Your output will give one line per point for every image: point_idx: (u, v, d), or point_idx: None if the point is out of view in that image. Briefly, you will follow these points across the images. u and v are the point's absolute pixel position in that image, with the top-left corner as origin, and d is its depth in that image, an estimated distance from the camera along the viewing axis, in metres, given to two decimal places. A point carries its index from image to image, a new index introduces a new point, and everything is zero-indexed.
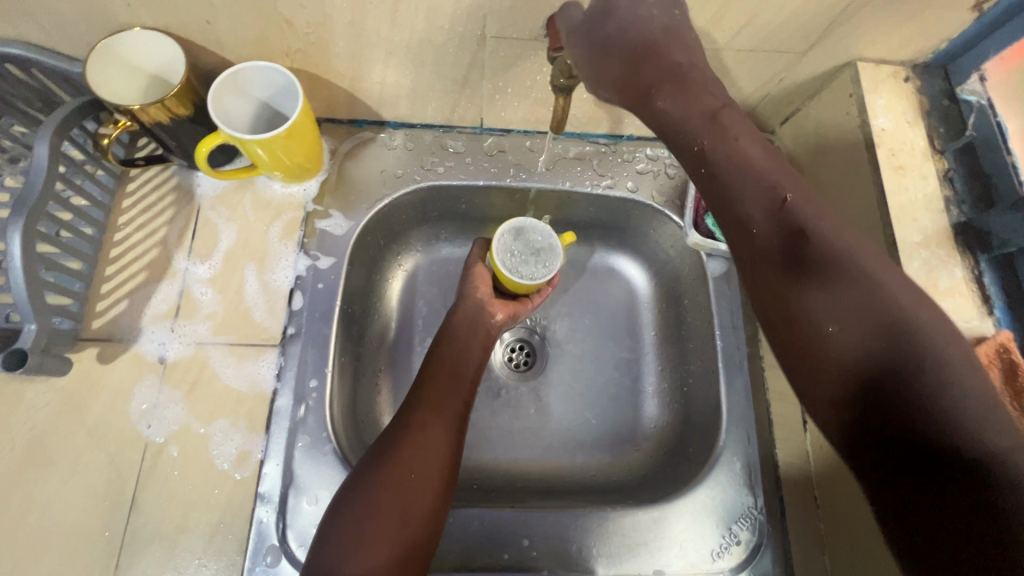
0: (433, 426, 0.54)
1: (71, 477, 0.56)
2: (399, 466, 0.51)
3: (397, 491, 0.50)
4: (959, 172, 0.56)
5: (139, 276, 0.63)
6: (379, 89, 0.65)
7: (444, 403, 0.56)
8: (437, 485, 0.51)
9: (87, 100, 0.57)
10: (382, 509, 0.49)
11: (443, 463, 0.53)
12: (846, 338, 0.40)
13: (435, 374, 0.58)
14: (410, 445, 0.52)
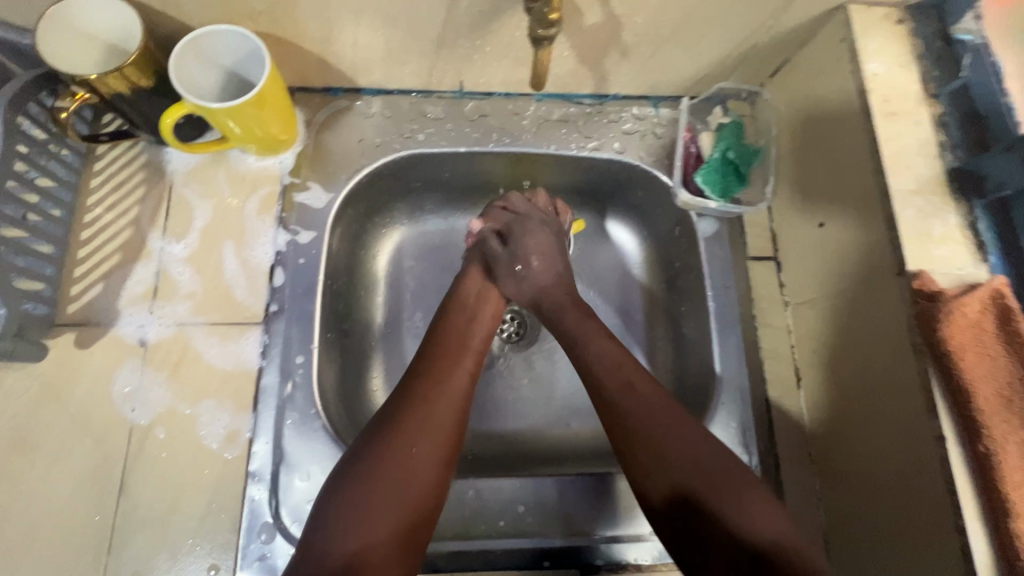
0: (438, 399, 0.52)
1: (56, 463, 0.55)
2: (401, 443, 0.49)
3: (400, 468, 0.48)
4: (954, 116, 0.54)
5: (113, 257, 0.61)
6: (351, 53, 0.62)
7: (448, 376, 0.55)
8: (438, 459, 0.50)
9: (41, 73, 0.54)
10: (382, 487, 0.47)
11: (444, 438, 0.51)
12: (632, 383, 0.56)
13: (437, 353, 0.57)
14: (412, 419, 0.50)
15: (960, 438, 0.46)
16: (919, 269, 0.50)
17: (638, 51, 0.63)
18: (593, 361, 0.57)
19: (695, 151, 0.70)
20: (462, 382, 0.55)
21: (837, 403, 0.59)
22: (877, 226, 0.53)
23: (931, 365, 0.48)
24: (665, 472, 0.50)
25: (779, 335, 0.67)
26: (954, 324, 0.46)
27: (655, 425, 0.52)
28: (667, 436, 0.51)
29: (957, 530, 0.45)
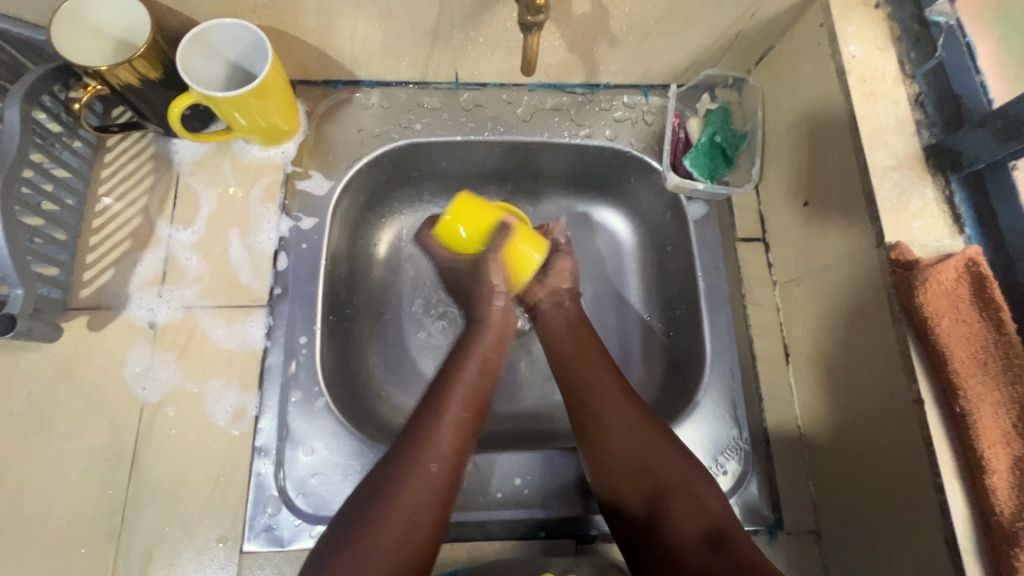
0: (440, 459, 0.50)
1: (70, 440, 0.57)
2: (401, 509, 0.48)
3: (400, 532, 0.47)
4: (930, 96, 0.56)
5: (124, 244, 0.64)
6: (350, 45, 0.65)
7: (450, 431, 0.52)
8: (437, 521, 0.49)
9: (55, 67, 0.56)
10: (382, 554, 0.46)
11: (444, 497, 0.50)
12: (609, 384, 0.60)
13: (442, 406, 0.54)
14: (414, 481, 0.49)
15: (940, 402, 0.48)
16: (897, 240, 0.52)
17: (627, 40, 0.66)
18: (585, 394, 0.59)
19: (683, 137, 0.72)
20: (464, 435, 0.53)
21: (824, 376, 0.61)
22: (858, 201, 0.55)
23: (909, 332, 0.49)
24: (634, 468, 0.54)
25: (768, 313, 0.69)
26: (930, 291, 0.47)
27: (618, 444, 0.55)
28: (647, 458, 0.54)
29: (936, 488, 0.46)
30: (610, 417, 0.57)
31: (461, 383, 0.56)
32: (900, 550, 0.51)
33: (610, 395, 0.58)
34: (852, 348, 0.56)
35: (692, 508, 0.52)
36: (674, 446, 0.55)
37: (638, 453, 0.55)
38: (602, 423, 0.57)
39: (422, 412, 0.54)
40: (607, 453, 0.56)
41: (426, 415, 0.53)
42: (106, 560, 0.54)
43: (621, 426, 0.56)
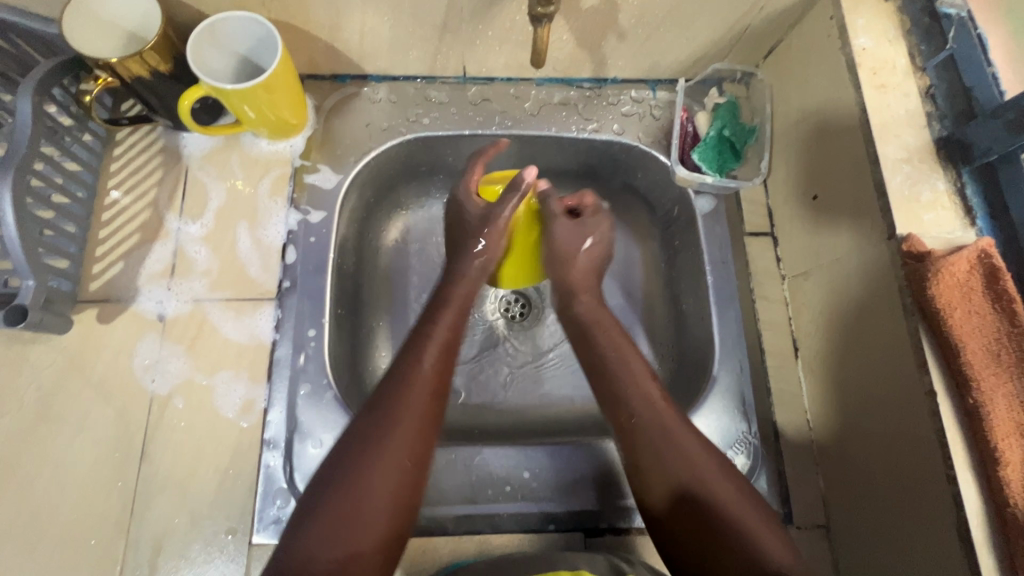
0: (421, 400, 0.50)
1: (80, 431, 0.57)
2: (392, 453, 0.48)
3: (391, 477, 0.47)
4: (941, 88, 0.56)
5: (133, 237, 0.64)
6: (359, 39, 0.65)
7: (432, 375, 0.52)
8: (424, 465, 0.49)
9: (66, 60, 0.57)
10: (374, 501, 0.46)
11: (430, 439, 0.50)
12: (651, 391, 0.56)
13: (424, 350, 0.53)
14: (401, 423, 0.49)
15: (951, 393, 0.48)
16: (908, 232, 0.51)
17: (636, 34, 0.66)
18: (627, 397, 0.56)
19: (691, 130, 0.72)
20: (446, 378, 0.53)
21: (832, 370, 0.61)
22: (868, 194, 0.55)
23: (921, 324, 0.49)
24: (676, 484, 0.51)
25: (776, 307, 0.69)
26: (943, 283, 0.47)
27: (661, 450, 0.53)
28: (688, 471, 0.51)
29: (949, 480, 0.46)
30: (662, 424, 0.54)
31: (441, 327, 0.55)
32: (911, 542, 0.51)
33: (652, 401, 0.55)
34: (862, 341, 0.56)
35: (753, 536, 0.48)
36: (712, 456, 0.53)
37: (688, 459, 0.52)
38: (649, 424, 0.54)
39: (400, 356, 0.53)
40: (658, 464, 0.52)
41: (406, 359, 0.52)
42: (115, 551, 0.54)
43: (663, 434, 0.53)
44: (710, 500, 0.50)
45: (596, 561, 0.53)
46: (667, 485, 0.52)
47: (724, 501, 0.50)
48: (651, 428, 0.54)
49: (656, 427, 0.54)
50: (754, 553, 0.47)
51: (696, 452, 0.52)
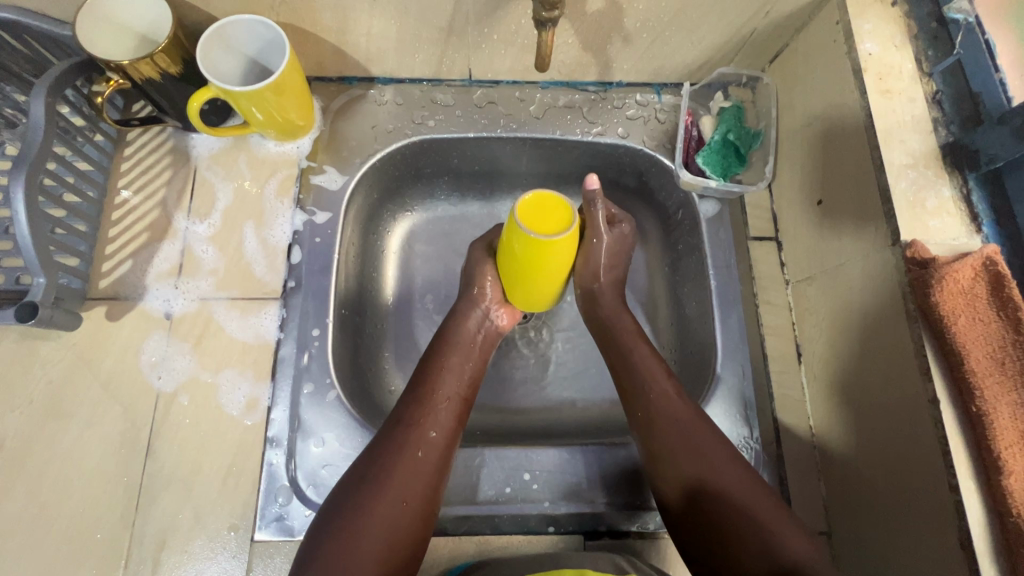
0: (421, 444, 0.53)
1: (88, 427, 0.58)
2: (392, 494, 0.50)
3: (389, 516, 0.49)
4: (947, 93, 0.56)
5: (141, 236, 0.65)
6: (366, 42, 0.65)
7: (437, 420, 0.56)
8: (424, 507, 0.52)
9: (79, 61, 0.57)
10: (371, 540, 0.48)
11: (433, 482, 0.53)
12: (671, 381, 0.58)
13: (431, 395, 0.57)
14: (402, 465, 0.52)
15: (954, 401, 0.47)
16: (913, 239, 0.51)
17: (641, 38, 0.66)
18: (651, 383, 0.58)
19: (696, 134, 0.72)
20: (452, 423, 0.56)
21: (836, 377, 0.60)
22: (873, 199, 0.55)
23: (925, 331, 0.49)
24: (692, 475, 0.53)
25: (780, 312, 0.68)
26: (947, 290, 0.47)
27: (681, 439, 0.55)
28: (707, 460, 0.53)
29: (951, 489, 0.46)
30: (676, 414, 0.56)
31: (449, 371, 0.59)
32: (912, 551, 0.50)
33: (666, 392, 0.57)
34: (865, 347, 0.56)
35: (763, 521, 0.50)
36: (726, 445, 0.55)
37: (707, 449, 0.54)
38: (670, 411, 0.56)
39: (406, 401, 0.57)
40: (673, 450, 0.54)
41: (413, 401, 0.56)
42: (119, 546, 0.55)
43: (676, 423, 0.56)
44: (720, 483, 0.52)
45: (596, 560, 0.54)
46: (683, 470, 0.54)
47: (732, 486, 0.52)
48: (673, 415, 0.56)
49: (675, 416, 0.56)
50: (769, 539, 0.49)
51: (709, 441, 0.54)
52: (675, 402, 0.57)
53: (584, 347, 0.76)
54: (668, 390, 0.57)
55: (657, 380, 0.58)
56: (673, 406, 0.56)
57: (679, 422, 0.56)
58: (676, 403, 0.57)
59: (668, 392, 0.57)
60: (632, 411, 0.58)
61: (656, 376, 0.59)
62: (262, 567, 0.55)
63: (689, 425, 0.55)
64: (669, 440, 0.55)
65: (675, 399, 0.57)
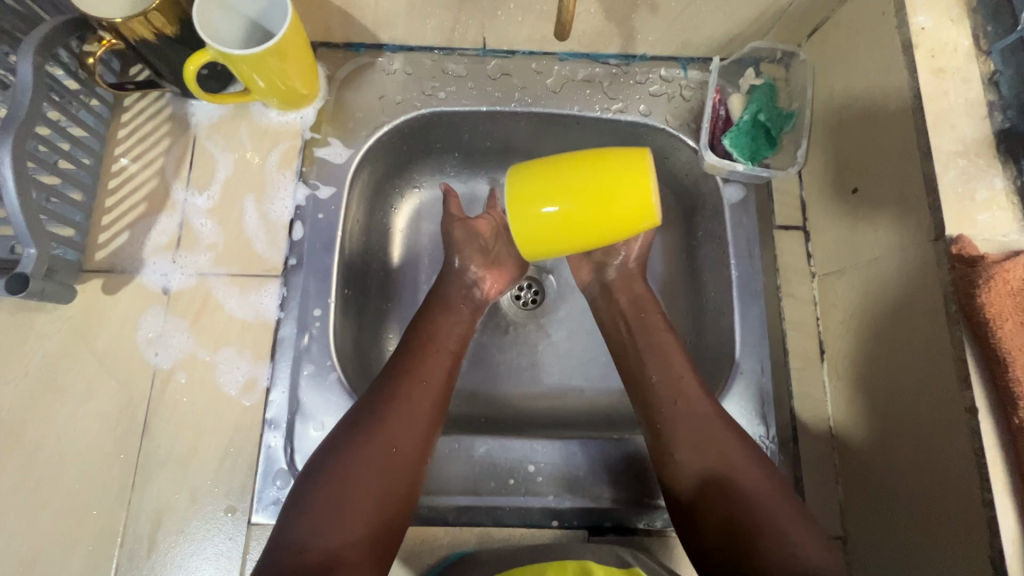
0: (411, 392, 0.53)
1: (84, 402, 0.57)
2: (381, 440, 0.50)
3: (379, 462, 0.50)
4: (1006, 75, 0.51)
5: (139, 207, 0.62)
6: (373, 6, 0.61)
7: (430, 371, 0.55)
8: (417, 457, 0.51)
9: (70, 19, 0.54)
10: (354, 487, 0.48)
11: (427, 433, 0.53)
12: (670, 367, 0.58)
13: (425, 346, 0.57)
14: (393, 412, 0.52)
15: (993, 410, 0.44)
16: (959, 234, 0.47)
17: (669, 7, 0.61)
18: (652, 370, 0.58)
19: (723, 114, 0.67)
20: (445, 375, 0.56)
21: (860, 376, 0.57)
22: (916, 189, 0.50)
23: (966, 335, 0.45)
24: (699, 464, 0.53)
25: (803, 306, 0.64)
26: (994, 291, 0.43)
27: (686, 422, 0.55)
28: (708, 448, 0.53)
29: (985, 505, 0.43)
30: (691, 407, 0.55)
31: (441, 325, 0.59)
32: (937, 565, 0.47)
33: (684, 387, 0.57)
34: (895, 347, 0.52)
35: (775, 514, 0.49)
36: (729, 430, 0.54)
37: (711, 438, 0.54)
38: (672, 399, 0.56)
39: (403, 353, 0.56)
40: (674, 420, 0.55)
41: (405, 352, 0.56)
42: (115, 524, 0.54)
43: (687, 409, 0.55)
44: (736, 475, 0.52)
45: (601, 553, 0.53)
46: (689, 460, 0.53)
47: (746, 482, 0.51)
48: (673, 403, 0.56)
49: (673, 402, 0.56)
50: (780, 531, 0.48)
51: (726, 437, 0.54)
52: (673, 386, 0.57)
53: (594, 335, 0.73)
54: (669, 378, 0.57)
55: (657, 368, 0.58)
56: (672, 395, 0.56)
57: (682, 407, 0.55)
58: (673, 391, 0.56)
59: (667, 380, 0.57)
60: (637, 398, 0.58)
61: (655, 361, 0.59)
62: (259, 550, 0.54)
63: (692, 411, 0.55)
64: (671, 424, 0.55)
65: (675, 388, 0.57)
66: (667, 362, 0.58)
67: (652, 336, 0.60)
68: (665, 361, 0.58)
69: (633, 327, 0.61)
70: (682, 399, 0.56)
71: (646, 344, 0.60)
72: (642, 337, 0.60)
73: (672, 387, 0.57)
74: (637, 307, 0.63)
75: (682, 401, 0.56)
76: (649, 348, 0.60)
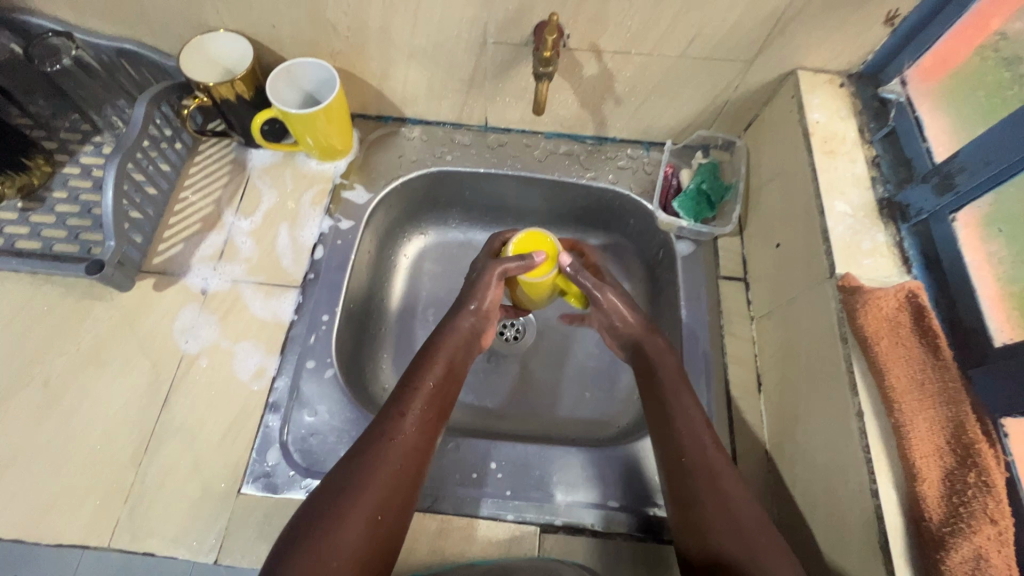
0: (399, 457, 0.55)
1: (119, 375, 0.67)
2: (367, 501, 0.52)
3: (365, 525, 0.51)
4: (885, 158, 0.65)
5: (195, 226, 0.77)
6: (402, 88, 0.80)
7: (412, 432, 0.58)
8: (399, 517, 0.54)
9: (178, 83, 0.73)
10: (343, 551, 0.49)
11: (407, 493, 0.55)
12: (704, 431, 0.59)
13: (406, 407, 0.59)
14: (379, 474, 0.54)
15: (878, 414, 0.52)
16: (845, 272, 0.58)
17: (630, 101, 0.78)
18: (678, 433, 0.60)
19: (675, 183, 0.82)
20: (426, 433, 0.59)
21: (787, 400, 0.65)
22: (815, 238, 0.62)
23: (853, 351, 0.55)
24: (712, 523, 0.54)
25: (744, 344, 0.74)
26: (870, 315, 0.53)
27: (710, 486, 0.56)
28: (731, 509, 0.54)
29: (872, 494, 0.50)
30: (711, 466, 0.57)
31: (427, 382, 0.62)
32: (843, 560, 0.53)
33: (708, 449, 0.58)
34: (807, 368, 0.61)
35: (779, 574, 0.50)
36: (748, 495, 0.56)
37: (731, 501, 0.55)
38: (698, 466, 0.57)
39: (385, 414, 0.59)
40: (699, 488, 0.56)
41: (391, 413, 0.58)
42: (125, 482, 0.62)
43: (708, 474, 0.57)
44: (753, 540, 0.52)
45: None
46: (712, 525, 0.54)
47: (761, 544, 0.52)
48: (700, 466, 0.57)
49: (700, 466, 0.57)
50: None
51: (749, 510, 0.54)
52: (697, 451, 0.58)
53: (564, 366, 0.83)
54: (697, 442, 0.59)
55: (687, 430, 0.60)
56: (708, 459, 0.57)
57: (706, 472, 0.57)
58: (704, 453, 0.58)
59: (700, 443, 0.59)
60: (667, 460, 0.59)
61: (685, 424, 0.60)
62: (242, 519, 0.61)
63: (717, 476, 0.56)
64: (693, 489, 0.56)
65: (703, 452, 0.58)
66: (701, 427, 0.60)
67: (686, 398, 0.62)
68: (699, 427, 0.60)
69: (664, 384, 0.64)
70: (711, 463, 0.57)
71: (679, 407, 0.61)
72: (671, 400, 0.62)
73: (699, 451, 0.58)
74: (670, 368, 0.65)
75: (710, 464, 0.57)
76: (681, 414, 0.61)
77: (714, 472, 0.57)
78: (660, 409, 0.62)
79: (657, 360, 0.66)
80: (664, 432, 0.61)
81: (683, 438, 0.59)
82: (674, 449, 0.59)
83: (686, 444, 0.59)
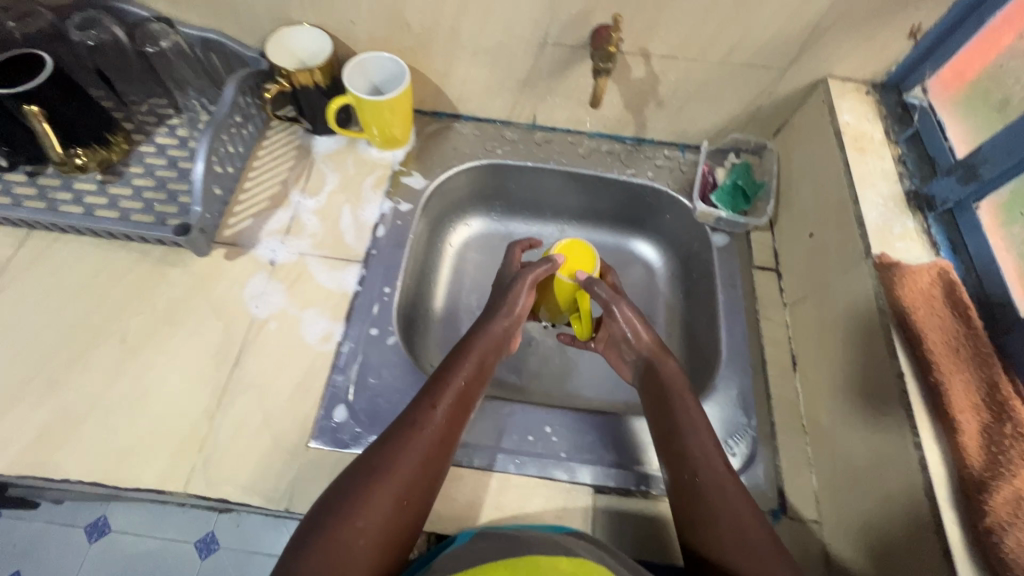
0: (427, 446, 0.57)
1: (193, 335, 0.71)
2: (391, 487, 0.54)
3: (386, 509, 0.53)
4: (910, 156, 0.72)
5: (264, 203, 0.82)
6: (461, 85, 0.86)
7: (438, 425, 0.59)
8: (419, 505, 0.55)
9: (262, 69, 0.80)
10: (365, 530, 0.51)
11: (428, 484, 0.56)
12: (707, 440, 0.61)
13: (435, 402, 0.61)
14: (405, 462, 0.55)
15: (917, 376, 0.57)
16: (881, 251, 0.64)
17: (671, 103, 0.85)
18: (685, 436, 0.62)
19: (711, 180, 0.88)
20: (450, 428, 0.60)
21: (824, 375, 0.69)
22: (850, 224, 0.68)
23: (892, 321, 0.60)
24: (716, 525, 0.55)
25: (778, 327, 0.79)
26: (909, 289, 0.58)
27: (713, 491, 0.57)
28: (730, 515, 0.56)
29: (915, 446, 0.54)
30: (720, 476, 0.58)
31: (458, 378, 0.63)
32: (886, 512, 0.57)
33: (711, 458, 0.59)
34: (845, 343, 0.66)
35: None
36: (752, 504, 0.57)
37: (734, 506, 0.56)
38: (704, 472, 0.59)
39: (415, 406, 0.60)
40: (707, 494, 0.57)
41: (422, 405, 0.60)
42: (199, 433, 0.65)
43: (715, 482, 0.58)
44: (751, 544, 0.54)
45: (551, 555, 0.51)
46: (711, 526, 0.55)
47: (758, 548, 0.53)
48: (703, 470, 0.59)
49: (705, 469, 0.59)
50: None
51: (748, 515, 0.56)
52: (701, 457, 0.60)
53: None
54: (702, 450, 0.60)
55: (691, 437, 0.61)
56: (712, 466, 0.59)
57: (709, 477, 0.58)
58: (707, 460, 0.59)
59: (703, 450, 0.60)
60: (670, 462, 0.61)
61: (690, 430, 0.62)
62: (311, 470, 0.63)
63: (723, 482, 0.58)
64: (694, 491, 0.58)
65: (707, 458, 0.59)
66: (706, 434, 0.62)
67: (691, 408, 0.64)
68: (703, 434, 0.61)
69: (668, 394, 0.66)
70: (714, 470, 0.59)
71: (686, 414, 0.63)
72: (677, 407, 0.64)
73: (703, 457, 0.60)
74: (679, 389, 0.66)
75: (712, 470, 0.59)
76: (686, 422, 0.63)
77: (719, 478, 0.58)
78: (666, 415, 0.64)
79: (666, 375, 0.68)
80: (670, 437, 0.63)
81: (687, 444, 0.61)
82: (680, 454, 0.61)
83: (691, 450, 0.60)
